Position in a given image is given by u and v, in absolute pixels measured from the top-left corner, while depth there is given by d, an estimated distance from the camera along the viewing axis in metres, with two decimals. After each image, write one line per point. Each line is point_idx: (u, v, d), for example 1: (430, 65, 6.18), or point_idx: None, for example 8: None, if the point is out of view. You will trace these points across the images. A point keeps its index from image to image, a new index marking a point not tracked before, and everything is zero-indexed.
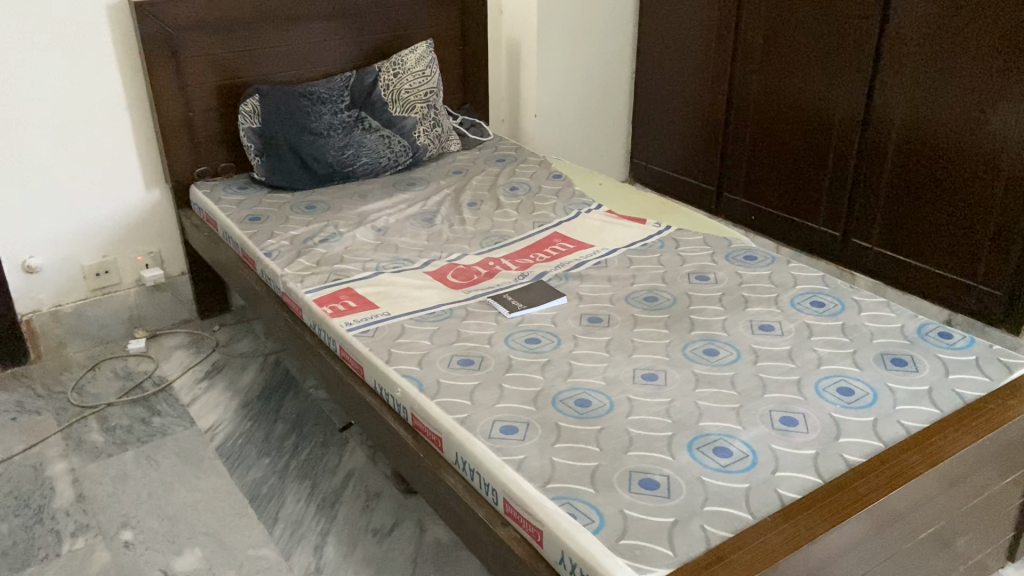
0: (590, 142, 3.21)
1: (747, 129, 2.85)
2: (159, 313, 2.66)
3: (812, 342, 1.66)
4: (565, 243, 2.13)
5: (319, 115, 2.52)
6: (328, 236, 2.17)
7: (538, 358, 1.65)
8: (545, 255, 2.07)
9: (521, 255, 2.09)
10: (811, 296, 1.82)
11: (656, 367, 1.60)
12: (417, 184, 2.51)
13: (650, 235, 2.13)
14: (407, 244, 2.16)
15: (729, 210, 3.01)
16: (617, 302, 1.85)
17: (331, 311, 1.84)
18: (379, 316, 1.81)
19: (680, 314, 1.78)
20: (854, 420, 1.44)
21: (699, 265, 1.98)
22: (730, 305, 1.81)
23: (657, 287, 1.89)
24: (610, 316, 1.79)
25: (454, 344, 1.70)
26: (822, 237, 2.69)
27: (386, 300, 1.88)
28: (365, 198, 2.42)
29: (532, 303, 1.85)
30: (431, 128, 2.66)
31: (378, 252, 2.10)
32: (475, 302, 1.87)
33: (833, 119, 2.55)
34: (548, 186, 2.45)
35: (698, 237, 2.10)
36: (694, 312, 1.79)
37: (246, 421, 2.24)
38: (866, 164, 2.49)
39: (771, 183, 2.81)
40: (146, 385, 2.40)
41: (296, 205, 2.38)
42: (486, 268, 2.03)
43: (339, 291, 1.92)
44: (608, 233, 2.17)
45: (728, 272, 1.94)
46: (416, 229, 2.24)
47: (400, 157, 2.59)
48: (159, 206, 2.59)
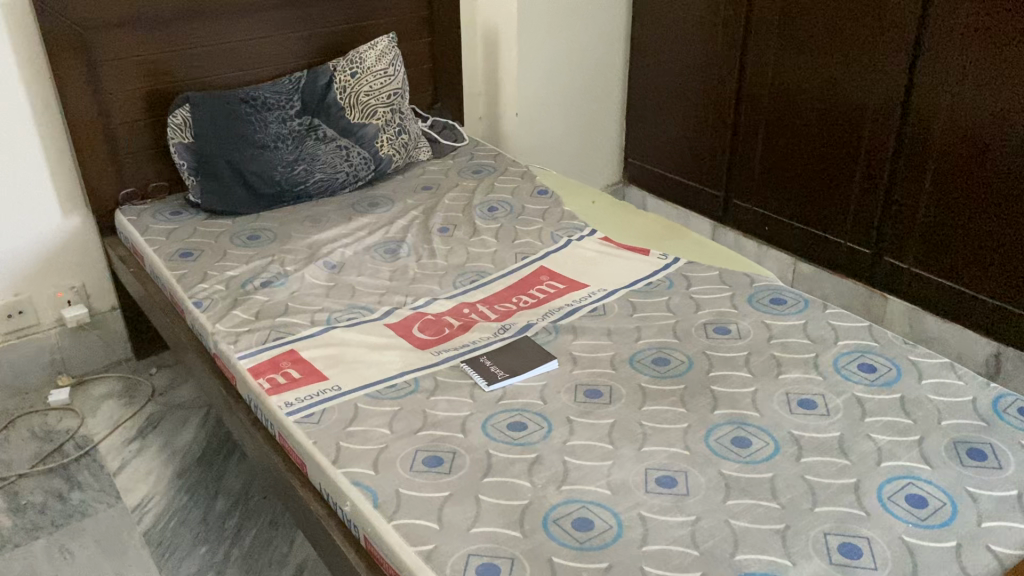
0: (579, 141, 2.85)
1: (760, 128, 2.49)
2: (87, 355, 2.30)
3: (867, 427, 1.33)
4: (554, 282, 1.79)
5: (264, 124, 2.16)
6: (271, 278, 1.82)
7: (525, 453, 1.31)
8: (529, 299, 1.73)
9: (502, 299, 1.74)
10: (857, 358, 1.49)
11: (673, 466, 1.27)
12: (380, 204, 2.16)
13: (655, 271, 1.79)
14: (366, 286, 1.81)
15: (737, 219, 2.66)
16: (621, 366, 1.51)
17: (269, 385, 1.49)
18: (327, 392, 1.46)
19: (699, 385, 1.45)
20: (934, 549, 1.11)
21: (717, 313, 1.64)
22: (759, 372, 1.47)
23: (669, 345, 1.55)
24: (612, 388, 1.45)
25: (419, 433, 1.36)
26: (849, 254, 2.35)
27: (337, 367, 1.53)
28: (318, 224, 2.06)
29: (517, 369, 1.50)
30: (395, 136, 2.30)
31: (330, 299, 1.75)
32: (447, 368, 1.53)
33: (862, 120, 2.20)
34: (533, 204, 2.10)
35: (712, 273, 1.77)
36: (716, 382, 1.45)
37: (182, 495, 1.90)
38: (901, 175, 2.15)
39: (788, 192, 2.46)
40: (67, 449, 2.05)
41: (236, 235, 2.02)
42: (459, 318, 1.68)
43: (280, 355, 1.56)
44: (606, 267, 1.82)
45: (752, 321, 1.60)
46: (378, 266, 1.88)
47: (360, 170, 2.24)
48: (80, 233, 2.22)
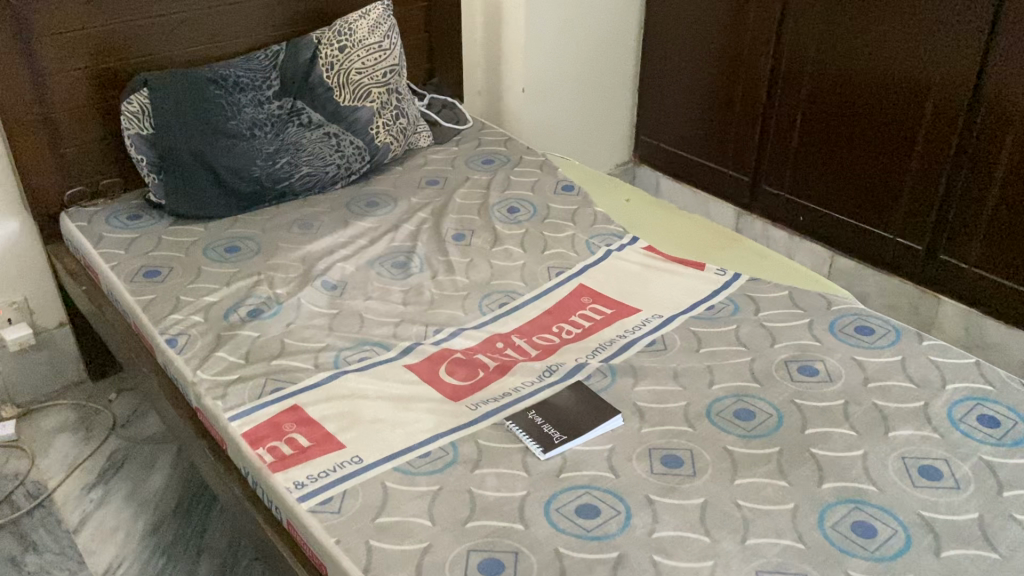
0: (587, 118, 2.58)
1: (798, 108, 2.26)
2: (34, 381, 1.98)
3: (1009, 505, 1.10)
4: (598, 306, 1.53)
5: (238, 108, 1.84)
6: (261, 305, 1.53)
7: (602, 553, 1.05)
8: (572, 330, 1.48)
9: (540, 329, 1.48)
10: (974, 407, 1.26)
11: (789, 567, 1.03)
12: (379, 204, 1.88)
13: (713, 291, 1.54)
14: (375, 316, 1.53)
15: (767, 206, 2.45)
16: (697, 422, 1.26)
17: (270, 458, 1.21)
18: (345, 467, 1.19)
19: (796, 448, 1.20)
20: None
21: (797, 348, 1.40)
22: (863, 428, 1.23)
23: (749, 393, 1.31)
24: (694, 453, 1.20)
25: (466, 526, 1.10)
26: (899, 250, 2.15)
27: (354, 429, 1.26)
28: (309, 230, 1.78)
29: (575, 428, 1.24)
30: (392, 120, 2.01)
31: (335, 334, 1.47)
32: (489, 427, 1.26)
33: (923, 103, 1.97)
34: (558, 204, 1.85)
35: (781, 293, 1.53)
36: (815, 443, 1.21)
37: (157, 557, 1.61)
38: (965, 167, 1.93)
39: (830, 178, 2.25)
40: (17, 499, 1.75)
41: (211, 247, 1.71)
42: (494, 356, 1.42)
43: (281, 415, 1.28)
44: (655, 285, 1.57)
45: (841, 358, 1.37)
46: (386, 288, 1.61)
47: (353, 162, 1.94)
48: (19, 241, 1.88)
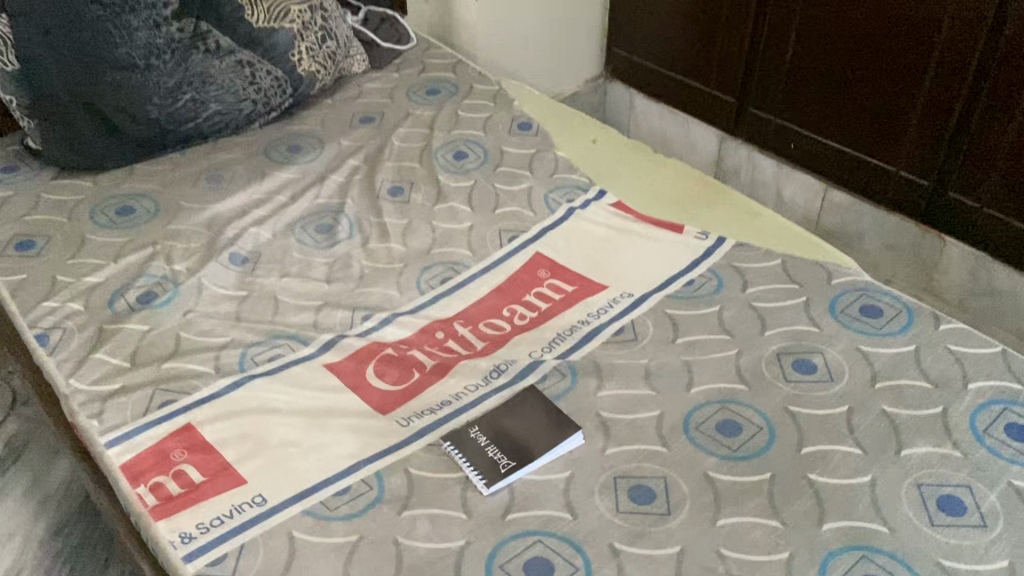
0: (552, 31, 2.27)
1: (794, 20, 1.97)
2: None
3: None
4: (558, 282, 1.29)
5: (127, 32, 1.47)
6: (154, 288, 1.28)
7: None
8: (526, 313, 1.24)
9: (488, 313, 1.25)
10: (1001, 414, 1.06)
11: None
12: (304, 149, 1.60)
13: (693, 261, 1.31)
14: (292, 299, 1.28)
15: (753, 131, 2.19)
16: (673, 440, 1.05)
17: (154, 501, 0.99)
18: (243, 512, 0.97)
19: (791, 475, 1.00)
20: None
21: (792, 338, 1.18)
22: (870, 445, 1.03)
23: (735, 399, 1.09)
24: (669, 482, 1.00)
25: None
26: (901, 185, 1.91)
27: (257, 457, 1.04)
28: (219, 184, 1.50)
29: (526, 452, 1.03)
30: (318, 44, 1.71)
31: (242, 325, 1.23)
32: (423, 450, 1.05)
33: (941, 17, 1.69)
34: (513, 149, 1.58)
35: (773, 264, 1.30)
36: (813, 467, 1.01)
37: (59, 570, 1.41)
38: (985, 93, 1.68)
39: (826, 102, 1.98)
40: None
41: (99, 209, 1.43)
42: (432, 351, 1.19)
43: (169, 440, 1.06)
44: (626, 253, 1.33)
45: (842, 351, 1.16)
46: (308, 261, 1.36)
47: (272, 96, 1.65)
48: None
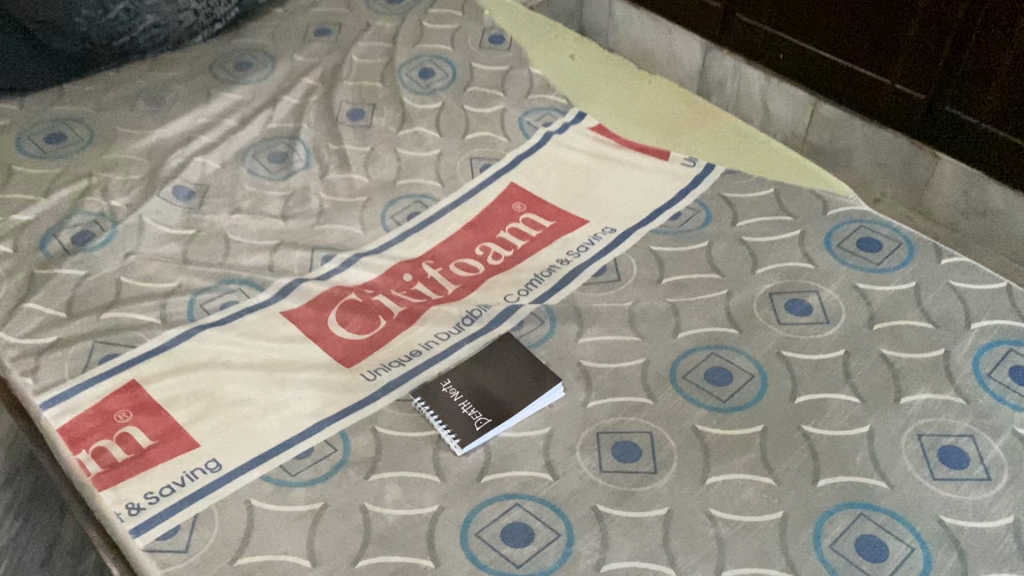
0: None
1: None
2: None
3: None
4: (534, 216, 1.19)
5: None
6: (91, 227, 1.17)
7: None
8: (501, 252, 1.15)
9: (460, 252, 1.15)
10: (1006, 356, 1.00)
11: None
12: (254, 66, 1.46)
13: (679, 192, 1.21)
14: (244, 239, 1.18)
15: (740, 40, 2.06)
16: (660, 390, 0.98)
17: (98, 468, 0.91)
18: (196, 479, 0.90)
19: (785, 428, 0.94)
20: None
21: (785, 276, 1.10)
22: (868, 393, 0.97)
23: (724, 345, 1.02)
24: (655, 437, 0.93)
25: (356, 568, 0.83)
26: (895, 100, 1.81)
27: (210, 417, 0.95)
28: (160, 107, 1.36)
29: (502, 408, 0.95)
30: None
31: (190, 268, 1.13)
32: (390, 406, 0.97)
33: None
34: (484, 65, 1.46)
35: (765, 193, 1.21)
36: (808, 418, 0.95)
37: None
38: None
39: (820, 9, 1.86)
40: None
41: (26, 136, 1.30)
42: (399, 295, 1.10)
43: (113, 400, 0.97)
44: (607, 182, 1.23)
45: (839, 289, 1.08)
46: (261, 194, 1.25)
47: (216, 5, 1.49)
48: None
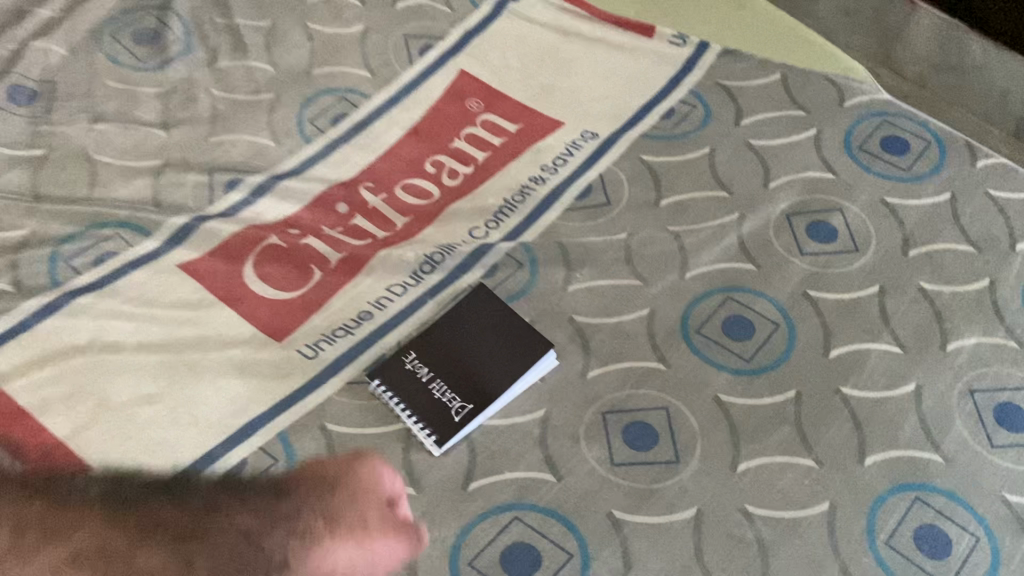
0: None
1: None
2: None
3: None
4: (496, 117, 0.97)
5: None
6: None
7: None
8: (460, 168, 0.93)
9: (406, 171, 0.93)
10: None
11: None
12: None
13: (670, 80, 1.00)
14: (116, 160, 0.90)
15: None
16: (671, 352, 0.80)
17: None
18: None
19: (821, 392, 0.79)
20: None
21: (804, 190, 0.91)
22: (910, 341, 0.82)
23: (742, 287, 0.85)
24: (672, 416, 0.77)
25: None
26: None
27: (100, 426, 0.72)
28: None
29: (484, 390, 0.76)
30: None
31: (44, 206, 0.85)
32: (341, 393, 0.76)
33: None
34: None
35: (772, 79, 1.01)
36: (846, 376, 0.80)
37: None
38: None
39: None
40: None
41: None
42: (334, 235, 0.87)
43: None
44: (582, 73, 1.01)
45: (866, 206, 0.91)
46: (130, 94, 0.95)
47: None
48: None
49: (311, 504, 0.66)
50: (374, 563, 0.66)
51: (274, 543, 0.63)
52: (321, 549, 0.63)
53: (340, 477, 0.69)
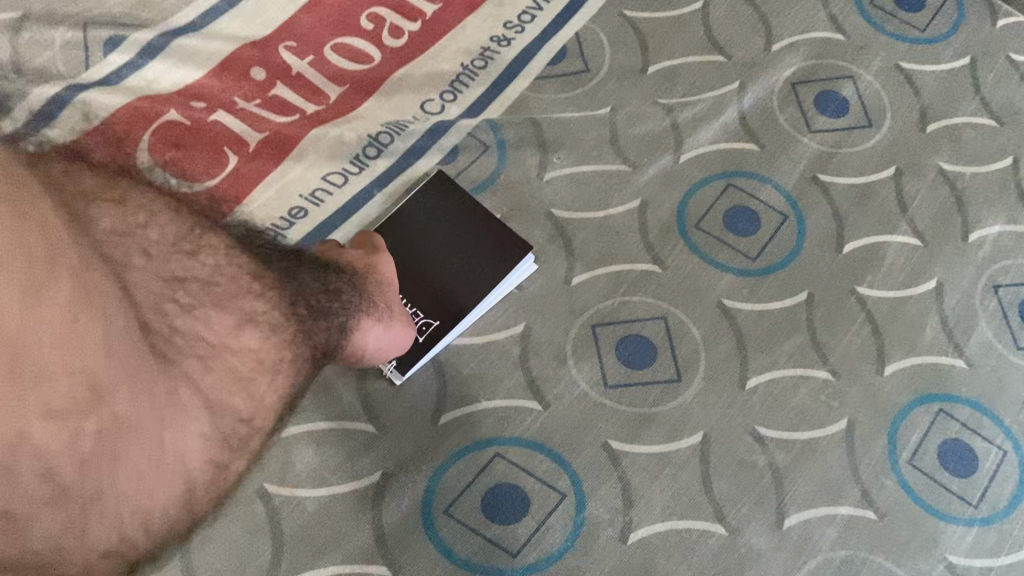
0: None
1: None
2: None
3: None
4: None
5: None
6: None
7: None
8: (404, 23, 0.76)
9: (338, 25, 0.75)
10: None
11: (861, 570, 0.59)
12: None
13: None
14: None
15: None
16: (666, 250, 0.69)
17: None
18: None
19: (835, 294, 0.69)
20: None
21: (811, 54, 0.79)
22: (930, 231, 0.72)
23: (745, 171, 0.73)
24: (670, 327, 0.66)
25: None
26: None
27: None
28: None
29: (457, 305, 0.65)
30: None
31: None
32: None
33: None
34: None
35: None
36: (862, 271, 0.70)
37: None
38: None
39: None
40: None
41: None
42: (251, 107, 0.70)
43: None
44: None
45: (881, 72, 0.79)
46: None
47: None
48: None
49: (332, 277, 0.57)
50: (392, 349, 0.60)
51: (310, 280, 0.54)
52: (356, 324, 0.56)
53: (359, 262, 0.61)
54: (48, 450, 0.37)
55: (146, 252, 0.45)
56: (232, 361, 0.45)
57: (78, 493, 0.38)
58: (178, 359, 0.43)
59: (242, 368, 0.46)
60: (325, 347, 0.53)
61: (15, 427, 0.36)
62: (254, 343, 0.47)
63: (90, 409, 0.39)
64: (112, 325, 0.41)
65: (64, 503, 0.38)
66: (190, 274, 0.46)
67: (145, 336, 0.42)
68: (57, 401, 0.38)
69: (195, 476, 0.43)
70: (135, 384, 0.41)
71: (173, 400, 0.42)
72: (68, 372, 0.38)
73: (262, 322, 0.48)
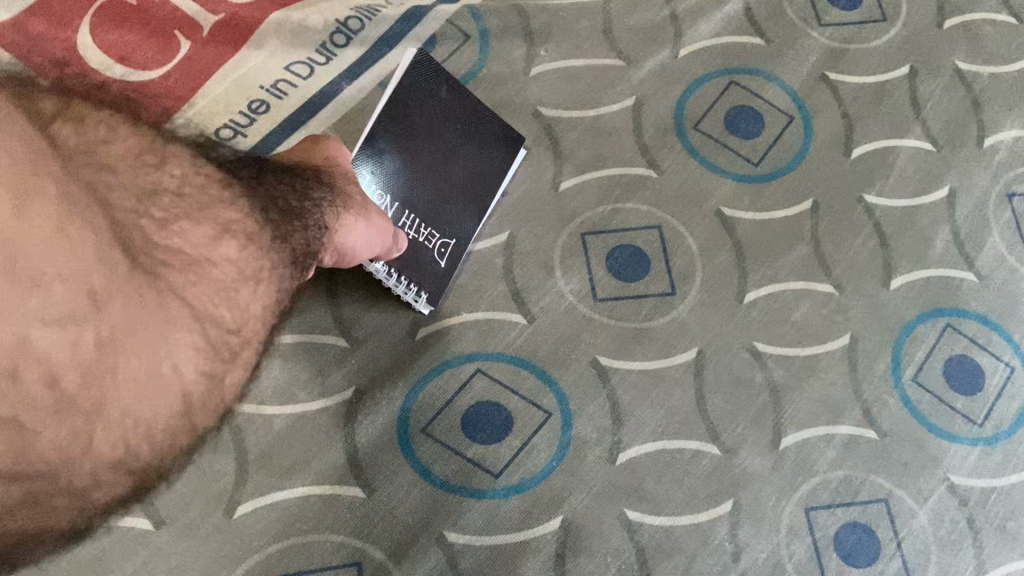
0: None
1: None
2: None
3: None
4: None
5: None
6: None
7: (522, 533, 0.53)
8: None
9: None
10: None
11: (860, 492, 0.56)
12: None
13: None
14: None
15: None
16: (662, 153, 0.64)
17: None
18: None
19: (841, 201, 0.64)
20: None
21: None
22: (944, 135, 0.67)
23: (749, 68, 0.67)
24: (666, 237, 0.62)
25: (235, 523, 0.52)
26: None
27: None
28: None
29: (441, 208, 0.59)
30: None
31: None
32: None
33: None
34: None
35: None
36: (872, 178, 0.65)
37: None
38: None
39: None
40: None
41: None
42: None
43: None
44: None
45: None
46: None
47: None
48: None
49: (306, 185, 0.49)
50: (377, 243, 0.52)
51: (282, 191, 0.46)
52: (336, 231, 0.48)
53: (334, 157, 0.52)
54: (51, 357, 0.33)
55: (107, 166, 0.37)
56: (213, 272, 0.39)
57: (83, 403, 0.34)
58: (162, 274, 0.37)
59: (225, 279, 0.40)
60: (307, 252, 0.46)
61: (15, 328, 0.32)
62: (234, 254, 0.41)
63: (89, 316, 0.34)
64: (95, 228, 0.35)
65: (68, 413, 0.33)
66: (160, 186, 0.39)
67: (123, 236, 0.36)
68: (57, 306, 0.33)
69: (191, 388, 0.38)
70: (129, 292, 0.35)
71: (160, 310, 0.36)
72: (60, 276, 0.33)
73: (237, 231, 0.41)
